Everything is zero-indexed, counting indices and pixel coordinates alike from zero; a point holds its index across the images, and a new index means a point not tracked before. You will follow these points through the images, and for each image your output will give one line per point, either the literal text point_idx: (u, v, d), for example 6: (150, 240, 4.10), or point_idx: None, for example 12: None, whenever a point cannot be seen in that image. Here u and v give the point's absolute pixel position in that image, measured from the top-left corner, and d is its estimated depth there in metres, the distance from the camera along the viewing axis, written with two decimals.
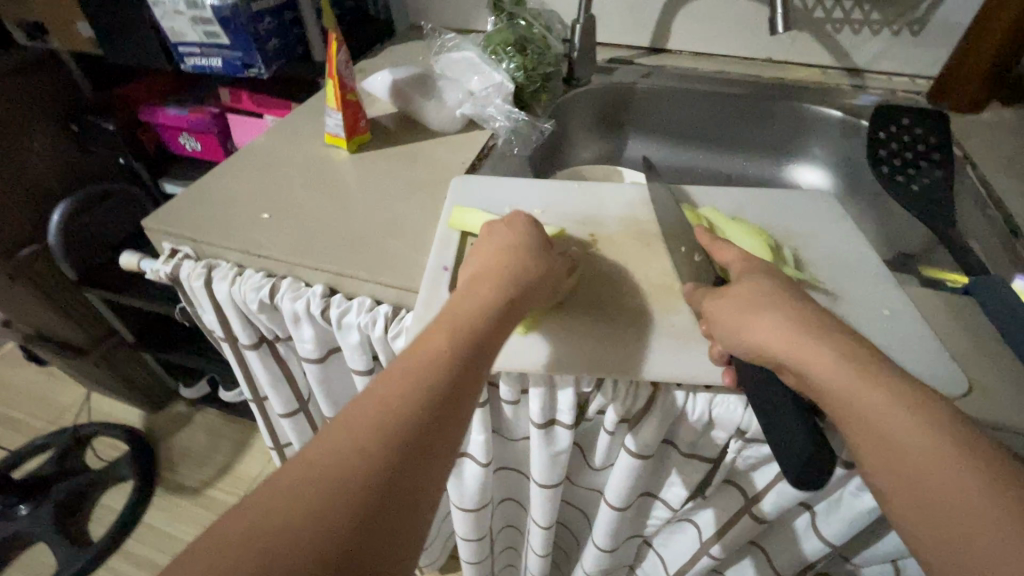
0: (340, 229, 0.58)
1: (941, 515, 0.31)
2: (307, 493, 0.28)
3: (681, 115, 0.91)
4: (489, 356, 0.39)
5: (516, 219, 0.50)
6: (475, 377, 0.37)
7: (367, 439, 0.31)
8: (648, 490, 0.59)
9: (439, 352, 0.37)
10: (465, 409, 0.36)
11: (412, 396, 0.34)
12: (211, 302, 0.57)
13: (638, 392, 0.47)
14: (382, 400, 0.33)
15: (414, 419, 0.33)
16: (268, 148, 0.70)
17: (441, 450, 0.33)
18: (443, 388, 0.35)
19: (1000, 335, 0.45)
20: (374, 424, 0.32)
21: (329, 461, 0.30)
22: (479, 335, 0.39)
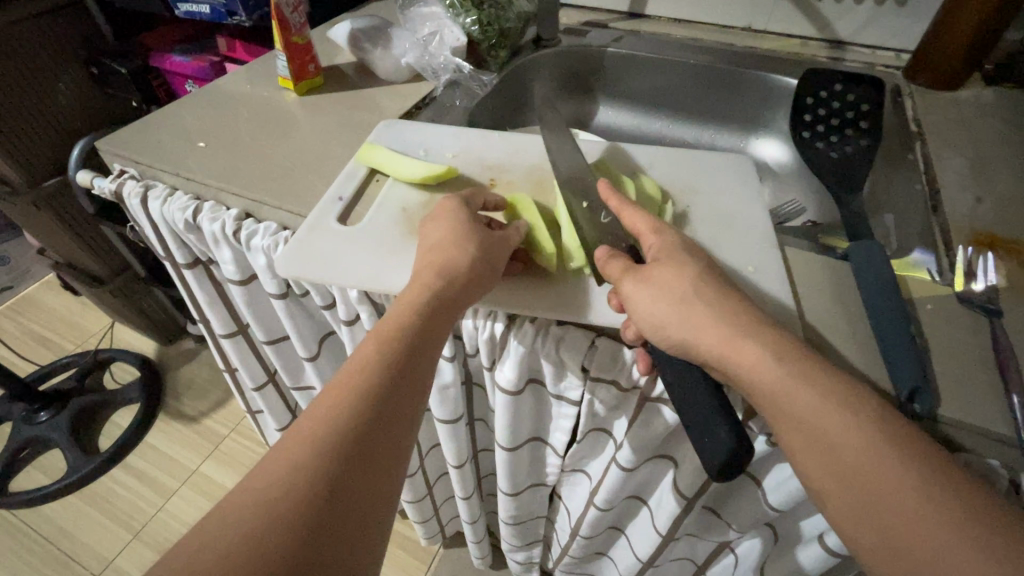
0: (265, 160, 0.62)
1: (848, 467, 0.34)
2: (244, 524, 0.29)
3: (650, 83, 0.89)
4: (423, 359, 0.41)
5: (453, 205, 0.48)
6: (411, 382, 0.39)
7: (316, 458, 0.33)
8: (537, 434, 0.61)
9: (369, 363, 0.39)
10: (401, 410, 0.38)
11: (344, 410, 0.36)
12: (148, 220, 0.63)
13: (493, 325, 0.49)
14: (316, 420, 0.35)
15: (348, 432, 0.35)
16: (228, 88, 0.75)
17: (378, 457, 0.35)
18: (375, 396, 0.37)
19: (861, 299, 0.44)
20: (307, 444, 0.33)
21: (271, 481, 0.32)
22: (414, 350, 0.40)
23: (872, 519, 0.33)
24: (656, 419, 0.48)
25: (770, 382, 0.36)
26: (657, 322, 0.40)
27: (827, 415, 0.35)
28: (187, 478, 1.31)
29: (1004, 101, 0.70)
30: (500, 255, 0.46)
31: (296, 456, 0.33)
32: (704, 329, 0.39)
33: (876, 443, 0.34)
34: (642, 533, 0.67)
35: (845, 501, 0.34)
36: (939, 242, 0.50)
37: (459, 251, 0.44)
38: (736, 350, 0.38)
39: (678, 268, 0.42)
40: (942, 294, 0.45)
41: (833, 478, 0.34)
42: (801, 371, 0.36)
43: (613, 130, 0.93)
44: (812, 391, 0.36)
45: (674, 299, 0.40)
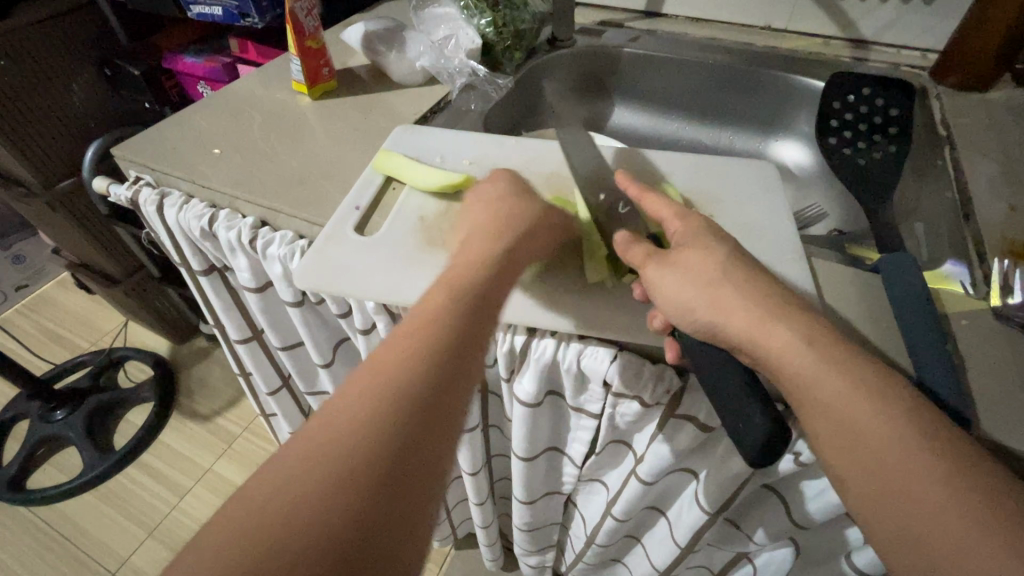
0: (279, 167, 0.61)
1: (869, 455, 0.32)
2: (324, 448, 0.29)
3: (667, 84, 0.87)
4: (490, 317, 0.38)
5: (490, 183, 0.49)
6: (487, 313, 0.38)
7: (393, 386, 0.32)
8: (554, 443, 0.60)
9: (432, 317, 0.36)
10: (467, 368, 0.35)
11: (418, 343, 0.34)
12: (164, 226, 0.62)
13: (513, 337, 0.48)
14: (374, 372, 0.33)
15: (410, 387, 0.32)
16: (241, 92, 0.74)
17: (442, 415, 0.32)
18: (440, 350, 0.34)
19: (893, 315, 0.43)
20: (384, 374, 0.33)
21: (349, 407, 0.31)
22: (481, 289, 0.39)
23: (889, 508, 0.31)
24: (679, 434, 0.47)
25: (797, 368, 0.35)
26: (688, 309, 0.39)
27: (855, 404, 0.33)
28: (200, 476, 1.32)
29: None
30: (548, 221, 0.46)
31: (353, 409, 0.31)
32: (733, 316, 0.38)
33: (905, 433, 0.32)
34: (659, 543, 0.66)
35: (862, 486, 0.32)
36: (971, 252, 0.49)
37: (511, 221, 0.44)
38: (769, 339, 0.36)
39: (709, 256, 0.41)
40: (976, 308, 0.43)
41: (854, 478, 0.32)
42: (836, 357, 0.35)
43: (631, 133, 0.91)
44: (843, 375, 0.34)
45: (700, 282, 0.39)
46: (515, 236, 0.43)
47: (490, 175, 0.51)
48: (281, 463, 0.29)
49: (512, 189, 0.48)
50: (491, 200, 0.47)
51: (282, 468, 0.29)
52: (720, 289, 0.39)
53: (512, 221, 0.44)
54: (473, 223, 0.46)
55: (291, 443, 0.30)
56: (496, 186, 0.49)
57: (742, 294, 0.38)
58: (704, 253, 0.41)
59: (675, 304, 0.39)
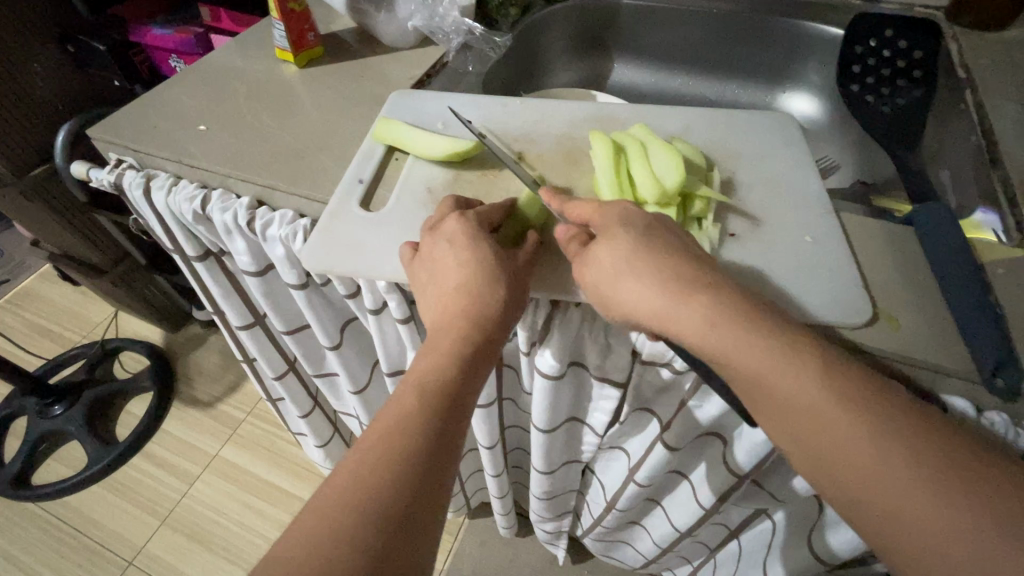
0: (271, 141, 0.57)
1: (870, 493, 0.31)
2: (326, 537, 0.30)
3: (670, 37, 0.83)
4: (462, 413, 0.38)
5: (455, 221, 0.43)
6: (468, 391, 0.39)
7: (388, 474, 0.33)
8: (574, 415, 0.60)
9: (407, 417, 0.36)
10: (440, 469, 0.35)
11: (409, 428, 0.36)
12: (153, 211, 0.59)
13: (534, 312, 0.46)
14: (351, 477, 0.33)
15: (387, 496, 0.32)
16: (220, 62, 0.69)
17: (420, 521, 0.33)
18: (416, 453, 0.35)
19: (930, 267, 0.41)
20: (379, 462, 0.34)
21: (348, 497, 0.32)
22: (467, 366, 0.39)
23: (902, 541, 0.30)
24: (711, 402, 0.45)
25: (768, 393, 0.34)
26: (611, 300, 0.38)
27: (837, 433, 0.32)
28: (209, 463, 1.31)
29: None
30: (524, 284, 0.43)
31: (334, 521, 0.31)
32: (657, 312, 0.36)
33: (899, 463, 0.31)
34: (680, 505, 0.66)
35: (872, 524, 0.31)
36: (1002, 200, 0.47)
37: (485, 293, 0.41)
38: (726, 353, 0.35)
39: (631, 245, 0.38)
40: (1011, 256, 0.42)
41: (859, 504, 0.32)
42: (799, 388, 0.33)
43: (633, 92, 0.87)
44: (814, 408, 0.33)
45: (624, 265, 0.38)
46: (494, 306, 0.41)
47: (446, 229, 0.43)
48: (282, 554, 0.30)
49: (484, 242, 0.42)
50: (457, 256, 0.41)
51: (284, 558, 0.29)
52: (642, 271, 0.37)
53: (486, 283, 0.41)
54: (439, 287, 0.41)
55: (290, 532, 0.31)
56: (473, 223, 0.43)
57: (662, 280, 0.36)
58: (623, 235, 0.38)
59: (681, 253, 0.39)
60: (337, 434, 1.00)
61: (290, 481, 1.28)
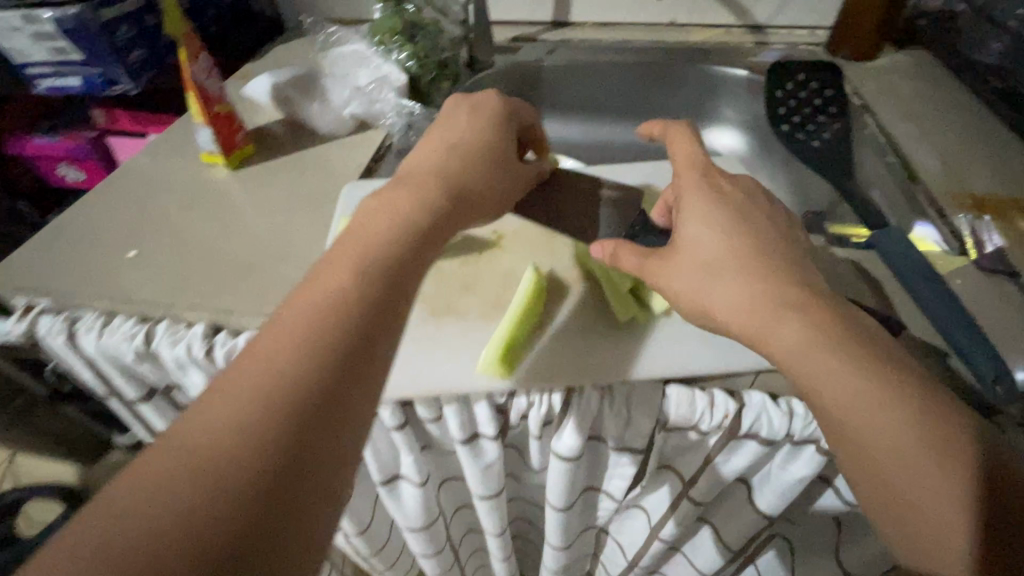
0: (219, 259, 0.52)
1: (881, 469, 0.30)
2: (158, 509, 0.21)
3: (594, 91, 0.87)
4: (395, 313, 0.32)
5: (444, 124, 0.49)
6: (384, 313, 0.31)
7: (260, 420, 0.24)
8: (590, 484, 0.57)
9: (324, 311, 0.30)
10: (360, 378, 0.28)
11: (296, 358, 0.27)
12: (82, 358, 0.50)
13: (549, 399, 0.42)
14: (208, 425, 0.24)
15: (287, 405, 0.25)
16: (135, 174, 0.63)
17: (328, 440, 0.26)
18: (304, 393, 0.26)
19: (904, 289, 0.44)
20: (250, 402, 0.25)
21: (194, 452, 0.23)
22: (378, 287, 0.32)
23: (894, 507, 0.31)
24: (739, 454, 0.45)
25: (799, 365, 0.33)
26: (708, 310, 0.38)
27: (871, 415, 0.31)
28: None
29: (919, 64, 0.76)
30: (511, 160, 0.48)
31: (214, 438, 0.24)
32: (737, 305, 0.37)
33: (928, 457, 0.30)
34: (703, 551, 0.65)
35: (867, 484, 0.31)
36: (932, 214, 0.53)
37: (463, 171, 0.43)
38: (789, 343, 0.34)
39: (723, 247, 0.39)
40: (960, 265, 0.47)
41: (864, 473, 0.31)
42: (828, 368, 0.32)
43: (567, 145, 0.89)
44: (838, 387, 0.31)
45: (706, 266, 0.39)
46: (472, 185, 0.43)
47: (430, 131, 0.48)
48: (75, 539, 0.20)
49: (474, 130, 0.48)
50: (445, 139, 0.46)
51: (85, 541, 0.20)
52: (734, 270, 0.38)
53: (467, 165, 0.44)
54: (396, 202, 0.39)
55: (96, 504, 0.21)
56: (438, 163, 0.43)
57: (757, 280, 0.37)
58: (718, 242, 0.40)
59: (766, 267, 0.38)
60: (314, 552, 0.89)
61: None
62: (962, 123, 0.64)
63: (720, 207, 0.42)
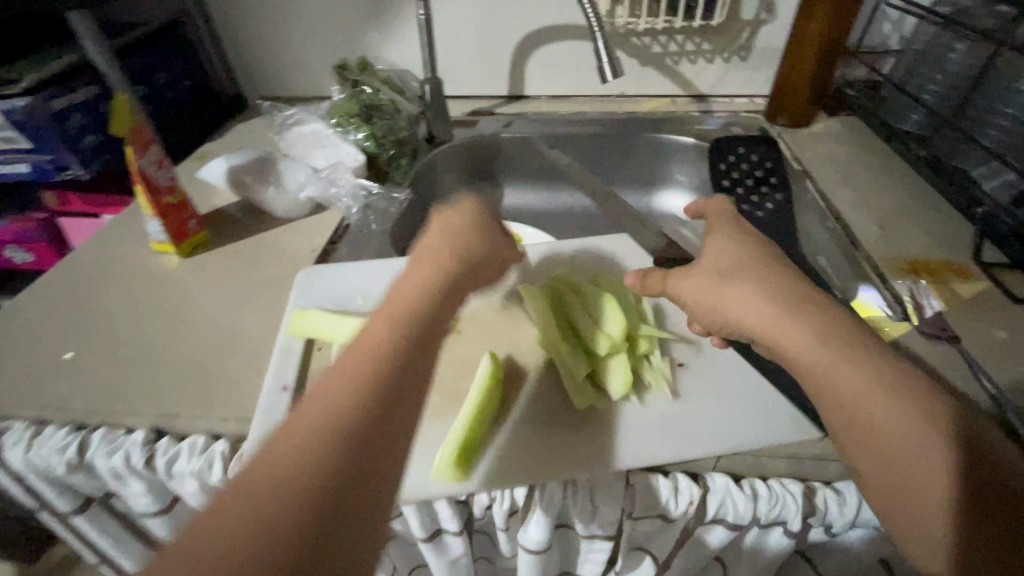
0: (164, 357, 0.50)
1: (890, 452, 0.32)
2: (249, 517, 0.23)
3: (552, 160, 0.90)
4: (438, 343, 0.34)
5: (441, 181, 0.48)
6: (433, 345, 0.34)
7: (333, 437, 0.27)
8: (564, 570, 0.55)
9: (367, 364, 0.30)
10: (403, 424, 0.29)
11: (362, 382, 0.29)
12: (10, 472, 0.47)
13: (512, 491, 0.42)
14: (291, 440, 0.26)
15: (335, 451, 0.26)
16: (80, 267, 0.60)
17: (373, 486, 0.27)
18: (368, 415, 0.28)
19: None
20: (323, 420, 0.27)
21: (280, 465, 0.25)
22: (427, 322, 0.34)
23: (900, 493, 0.31)
24: (708, 535, 0.44)
25: (810, 359, 0.35)
26: (718, 313, 0.40)
27: (879, 403, 0.32)
28: None
29: (849, 129, 0.81)
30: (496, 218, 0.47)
31: (259, 503, 0.24)
32: (750, 311, 0.38)
33: (914, 427, 0.31)
34: None
35: (876, 469, 0.32)
36: (875, 279, 0.55)
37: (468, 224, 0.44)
38: (793, 340, 0.36)
39: (731, 266, 0.41)
40: (904, 331, 0.48)
41: (870, 458, 0.32)
42: (810, 346, 0.35)
43: (527, 213, 0.92)
44: (821, 365, 0.34)
45: (717, 279, 0.41)
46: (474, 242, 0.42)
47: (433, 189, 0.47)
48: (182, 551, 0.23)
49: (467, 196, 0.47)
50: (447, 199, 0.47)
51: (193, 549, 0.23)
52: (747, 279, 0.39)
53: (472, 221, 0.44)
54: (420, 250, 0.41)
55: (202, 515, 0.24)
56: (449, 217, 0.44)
57: (774, 290, 0.38)
58: (732, 258, 0.42)
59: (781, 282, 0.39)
60: None
61: None
62: (892, 186, 0.68)
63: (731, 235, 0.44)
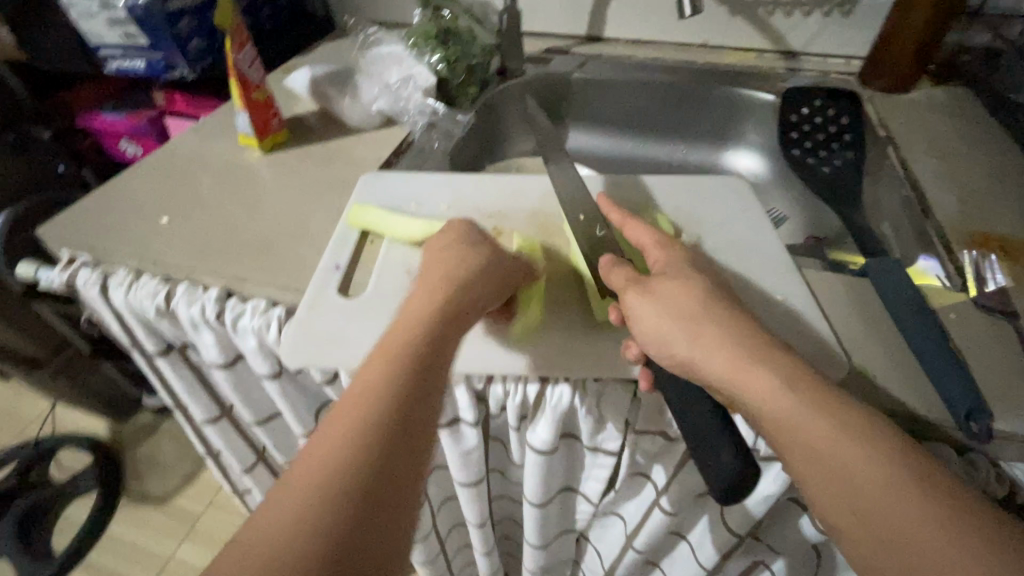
0: (239, 233, 0.56)
1: (861, 501, 0.30)
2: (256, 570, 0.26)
3: (620, 106, 0.89)
4: (435, 385, 0.35)
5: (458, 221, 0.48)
6: (431, 389, 0.35)
7: (331, 487, 0.29)
8: (567, 485, 0.58)
9: (365, 412, 0.32)
10: (405, 466, 0.31)
11: (362, 428, 0.31)
12: (111, 310, 0.56)
13: (525, 388, 0.45)
14: (295, 493, 0.29)
15: (342, 505, 0.28)
16: (180, 151, 0.68)
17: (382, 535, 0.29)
18: (365, 465, 0.30)
19: (891, 318, 0.44)
20: (322, 468, 0.29)
21: (284, 519, 0.28)
22: (423, 362, 0.35)
23: (884, 550, 0.29)
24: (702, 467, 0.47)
25: (777, 412, 0.33)
26: (664, 343, 0.39)
27: (842, 448, 0.31)
28: (162, 567, 1.13)
29: (956, 99, 0.72)
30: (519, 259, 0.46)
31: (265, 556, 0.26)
32: (713, 352, 0.37)
33: (910, 502, 0.29)
34: (681, 567, 0.64)
35: (884, 564, 0.28)
36: (940, 249, 0.52)
37: (467, 261, 0.43)
38: (757, 383, 0.35)
39: (692, 302, 0.40)
40: (958, 301, 0.46)
41: (845, 508, 0.30)
42: (794, 409, 0.33)
43: (588, 157, 0.92)
44: (804, 426, 0.32)
45: (677, 317, 0.40)
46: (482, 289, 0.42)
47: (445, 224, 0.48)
48: None
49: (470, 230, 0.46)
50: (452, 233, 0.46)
51: None
52: (710, 318, 0.39)
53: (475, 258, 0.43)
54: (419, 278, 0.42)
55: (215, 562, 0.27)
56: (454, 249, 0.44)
57: (736, 332, 0.38)
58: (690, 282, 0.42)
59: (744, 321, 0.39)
60: None
61: None
62: (988, 161, 0.62)
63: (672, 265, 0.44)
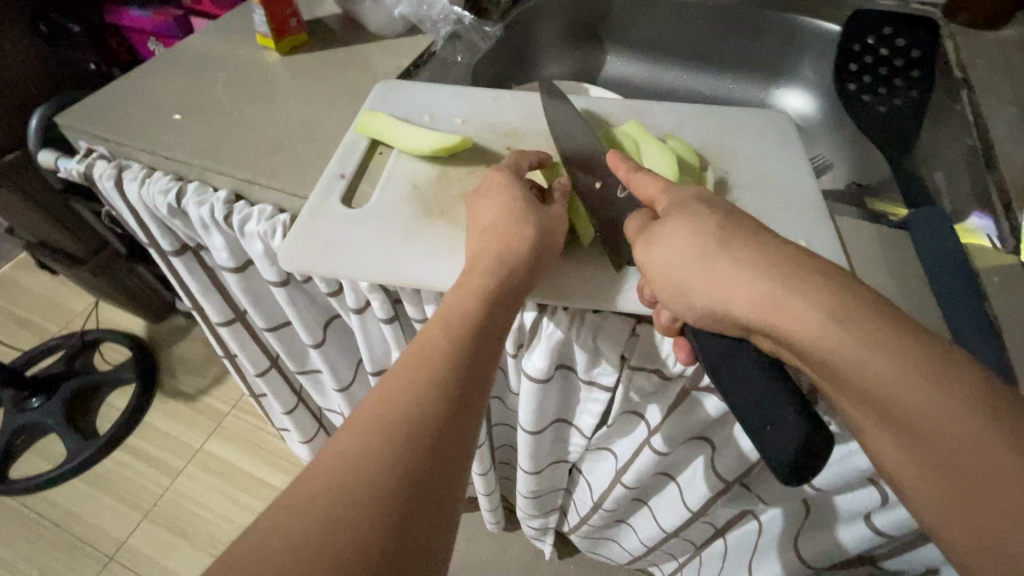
0: (249, 135, 0.55)
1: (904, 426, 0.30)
2: (319, 512, 0.27)
3: (666, 29, 0.81)
4: (487, 369, 0.36)
5: (497, 177, 0.44)
6: (484, 371, 0.36)
7: (390, 448, 0.30)
8: (562, 416, 0.58)
9: (420, 387, 0.33)
10: (458, 439, 0.33)
11: (419, 398, 0.33)
12: (126, 203, 0.57)
13: (524, 315, 0.45)
14: (356, 446, 0.30)
15: (403, 458, 0.30)
16: (197, 48, 0.66)
17: (440, 494, 0.30)
18: (422, 431, 0.31)
19: (925, 273, 0.41)
20: (382, 430, 0.31)
21: (346, 469, 0.29)
22: (476, 344, 0.36)
23: (942, 487, 0.29)
24: (697, 409, 0.46)
25: (804, 336, 0.32)
26: (665, 277, 0.37)
27: (886, 377, 0.30)
28: (192, 456, 1.22)
29: None
30: (560, 229, 0.42)
31: (328, 500, 0.28)
32: (715, 291, 0.35)
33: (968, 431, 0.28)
34: (669, 506, 0.65)
35: (927, 483, 0.30)
36: (998, 206, 0.47)
37: (516, 232, 0.40)
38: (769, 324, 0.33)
39: (691, 237, 0.36)
40: (1006, 263, 0.42)
41: (890, 441, 0.30)
42: (839, 345, 0.31)
43: (624, 85, 0.85)
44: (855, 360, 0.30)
45: (680, 248, 0.37)
46: (530, 270, 0.40)
47: (481, 183, 0.44)
48: (264, 529, 0.27)
49: (522, 191, 0.43)
50: (501, 195, 0.42)
51: (276, 523, 0.27)
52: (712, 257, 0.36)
53: (529, 229, 0.41)
54: (469, 257, 0.41)
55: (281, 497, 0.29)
56: (510, 216, 0.41)
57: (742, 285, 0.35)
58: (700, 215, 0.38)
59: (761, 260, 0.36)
60: (322, 429, 0.97)
61: (275, 475, 1.20)
62: None
63: (678, 198, 0.40)
